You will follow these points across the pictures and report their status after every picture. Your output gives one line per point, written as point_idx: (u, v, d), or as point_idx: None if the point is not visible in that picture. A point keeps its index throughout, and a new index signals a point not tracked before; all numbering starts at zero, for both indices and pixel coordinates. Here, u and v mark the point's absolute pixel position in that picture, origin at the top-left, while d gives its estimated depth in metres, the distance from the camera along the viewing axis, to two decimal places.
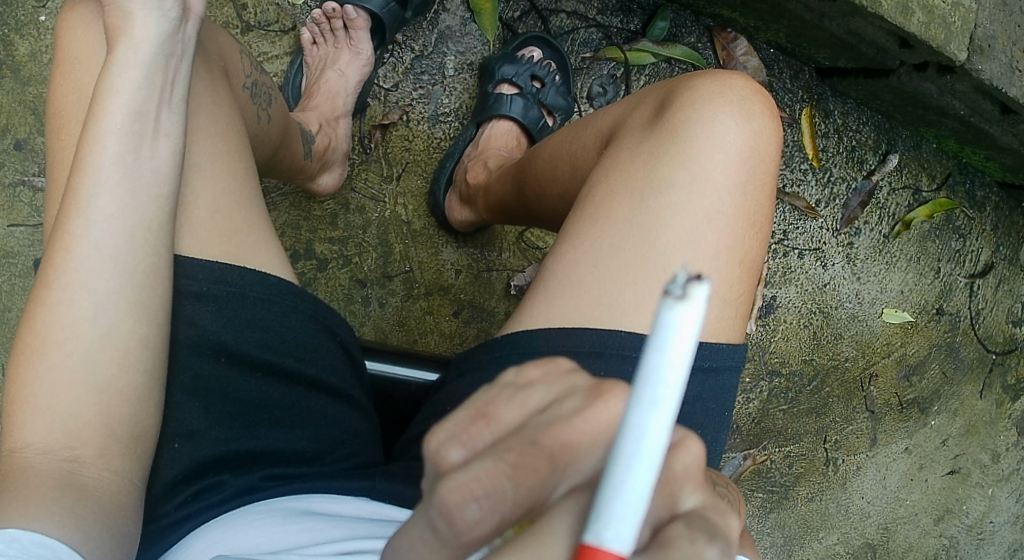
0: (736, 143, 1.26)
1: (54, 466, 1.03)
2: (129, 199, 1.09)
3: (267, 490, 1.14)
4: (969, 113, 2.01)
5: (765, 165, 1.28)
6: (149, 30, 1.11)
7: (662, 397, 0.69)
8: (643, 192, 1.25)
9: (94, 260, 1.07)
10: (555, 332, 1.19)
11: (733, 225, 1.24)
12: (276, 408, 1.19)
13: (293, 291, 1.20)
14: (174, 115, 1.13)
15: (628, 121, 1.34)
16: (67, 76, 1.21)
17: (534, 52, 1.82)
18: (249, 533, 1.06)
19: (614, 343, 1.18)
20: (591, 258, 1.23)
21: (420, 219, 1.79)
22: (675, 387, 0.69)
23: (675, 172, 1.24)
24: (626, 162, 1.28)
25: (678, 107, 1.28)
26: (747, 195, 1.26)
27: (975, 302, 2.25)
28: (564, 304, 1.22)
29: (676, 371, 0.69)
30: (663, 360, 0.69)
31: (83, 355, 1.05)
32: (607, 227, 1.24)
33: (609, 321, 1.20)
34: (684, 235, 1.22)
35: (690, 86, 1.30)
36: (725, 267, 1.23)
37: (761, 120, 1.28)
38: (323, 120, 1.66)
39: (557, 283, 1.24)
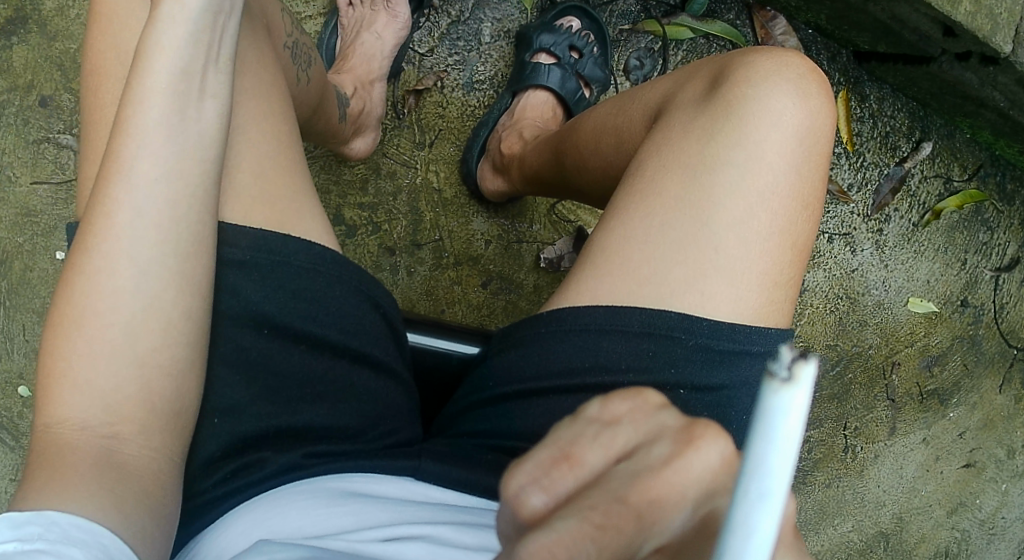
0: (792, 123, 1.23)
1: (91, 442, 1.01)
2: (173, 164, 1.06)
3: (311, 469, 1.11)
4: (1008, 106, 1.98)
5: (821, 146, 1.24)
6: None
7: (769, 485, 0.67)
8: (696, 171, 1.22)
9: (137, 227, 1.04)
10: (603, 309, 1.18)
11: (786, 206, 1.22)
12: (320, 383, 1.16)
13: (338, 260, 1.16)
14: (220, 76, 1.10)
15: (678, 95, 1.30)
16: (105, 34, 1.18)
17: (573, 23, 1.79)
18: (292, 515, 1.06)
19: (662, 323, 1.18)
20: (640, 236, 1.21)
21: (451, 187, 1.77)
22: (781, 471, 0.67)
23: (730, 150, 1.22)
24: (679, 137, 1.25)
25: (733, 83, 1.25)
26: (801, 176, 1.23)
27: (999, 296, 2.21)
28: (611, 281, 1.20)
29: (783, 457, 0.67)
30: (770, 444, 0.67)
31: (124, 324, 1.04)
32: (657, 205, 1.22)
33: (657, 300, 1.19)
34: (736, 216, 1.20)
35: (746, 61, 1.26)
36: (776, 250, 1.21)
37: (818, 99, 1.25)
38: (357, 84, 1.63)
39: (604, 259, 1.22)
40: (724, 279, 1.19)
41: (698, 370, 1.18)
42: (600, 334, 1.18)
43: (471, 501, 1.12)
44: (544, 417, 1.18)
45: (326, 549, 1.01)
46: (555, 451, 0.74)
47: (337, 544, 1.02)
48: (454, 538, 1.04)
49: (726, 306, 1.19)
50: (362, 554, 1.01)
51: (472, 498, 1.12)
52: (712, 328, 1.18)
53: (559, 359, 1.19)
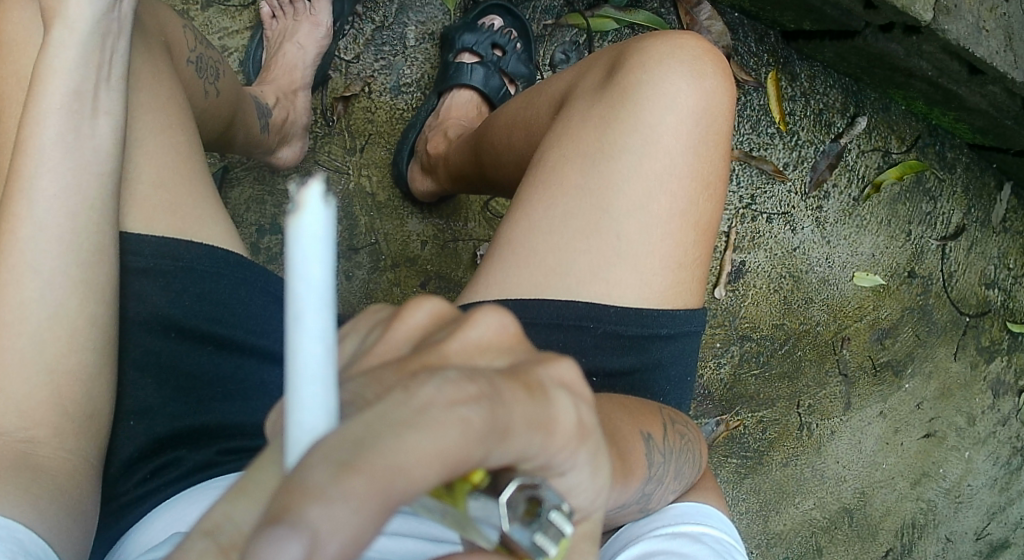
0: (687, 105, 1.26)
1: (9, 447, 1.03)
2: (72, 177, 1.06)
3: (225, 465, 1.15)
4: (936, 74, 2.00)
5: (717, 125, 1.27)
6: (85, 9, 1.07)
7: (313, 371, 0.63)
8: (595, 159, 1.25)
9: (40, 240, 1.04)
10: (512, 303, 1.21)
11: (685, 188, 1.25)
12: (229, 380, 1.19)
13: (241, 261, 1.20)
14: (113, 93, 1.10)
15: (580, 84, 1.34)
16: (4, 57, 1.13)
17: (495, 21, 1.81)
18: (207, 504, 1.07)
19: (571, 314, 1.21)
20: (545, 226, 1.24)
21: (385, 191, 1.80)
22: (319, 359, 0.63)
23: (626, 137, 1.25)
24: (578, 128, 1.28)
25: (629, 68, 1.28)
26: (700, 155, 1.26)
27: (947, 264, 2.25)
28: (517, 271, 1.24)
29: (317, 342, 0.63)
30: (305, 305, 0.62)
31: (32, 334, 1.04)
32: (558, 194, 1.25)
33: (566, 291, 1.22)
34: (636, 200, 1.23)
35: (640, 47, 1.29)
36: (678, 231, 1.25)
37: (712, 80, 1.27)
38: (280, 94, 1.65)
39: (511, 252, 1.25)
40: (630, 266, 1.23)
41: (608, 357, 1.22)
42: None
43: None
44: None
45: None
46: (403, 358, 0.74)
47: None
48: None
49: (632, 292, 1.23)
50: None
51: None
52: (619, 315, 1.21)
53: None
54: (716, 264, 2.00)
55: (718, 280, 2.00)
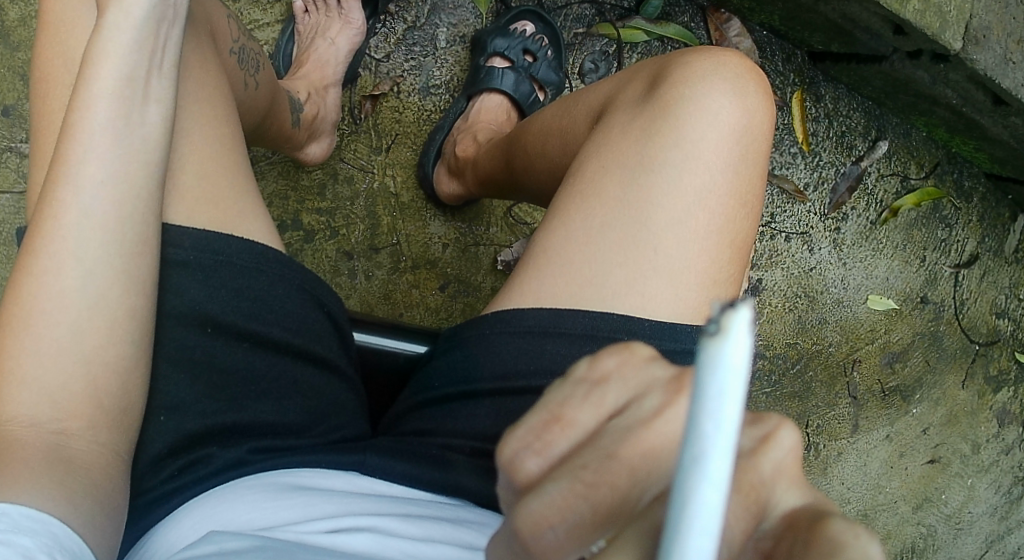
0: (728, 122, 1.26)
1: (41, 438, 1.01)
2: (120, 164, 1.05)
3: (257, 465, 1.14)
4: (960, 103, 1.99)
5: (755, 144, 1.27)
6: None
7: (701, 521, 0.64)
8: (634, 172, 1.25)
9: (83, 228, 1.03)
10: (547, 311, 1.20)
11: (723, 205, 1.24)
12: (262, 380, 1.17)
13: (283, 258, 1.19)
14: (165, 81, 1.09)
15: (620, 95, 1.34)
16: (50, 38, 1.12)
17: (527, 27, 1.80)
18: (240, 508, 1.07)
19: (604, 325, 1.19)
20: (582, 236, 1.24)
21: (408, 191, 1.81)
22: (714, 506, 0.64)
23: (667, 151, 1.25)
24: (618, 139, 1.28)
25: (672, 83, 1.28)
26: (738, 173, 1.26)
27: (960, 292, 2.25)
28: (553, 282, 1.22)
29: (715, 489, 0.64)
30: (710, 438, 0.63)
31: (71, 323, 1.03)
32: (596, 205, 1.25)
33: (602, 303, 1.21)
34: (676, 215, 1.23)
35: (683, 63, 1.29)
36: (714, 247, 1.24)
37: (754, 100, 1.28)
38: (311, 89, 1.64)
39: (547, 262, 1.24)
40: (666, 281, 1.21)
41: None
42: (545, 336, 1.19)
43: (417, 494, 1.14)
44: (489, 414, 1.20)
45: (275, 539, 1.01)
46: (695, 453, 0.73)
47: (284, 535, 1.03)
48: (399, 528, 1.06)
49: (666, 306, 1.21)
50: (308, 544, 1.01)
51: (417, 492, 1.14)
52: (654, 327, 1.19)
53: (496, 362, 1.21)
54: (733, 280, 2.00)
55: None
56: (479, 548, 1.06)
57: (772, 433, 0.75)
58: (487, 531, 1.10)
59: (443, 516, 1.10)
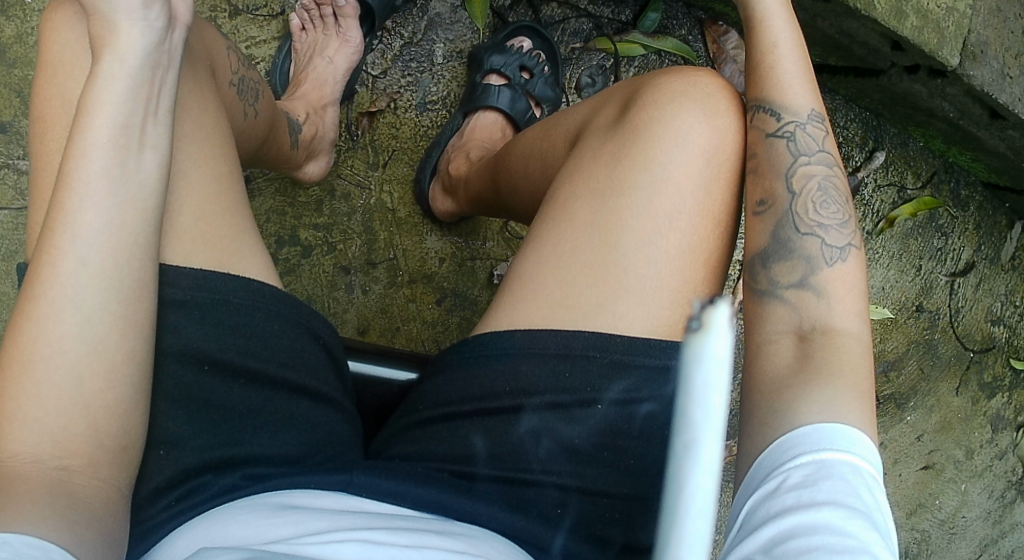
0: (698, 142, 1.26)
1: (43, 474, 1.00)
2: (116, 211, 1.05)
3: (248, 488, 1.13)
4: (957, 116, 1.98)
5: (726, 164, 1.28)
6: (136, 41, 1.07)
7: (695, 504, 0.65)
8: (604, 194, 1.26)
9: (82, 275, 1.04)
10: (520, 334, 1.21)
11: (695, 225, 1.25)
12: (259, 414, 1.18)
13: (276, 294, 1.20)
14: (160, 127, 1.09)
15: (593, 120, 1.35)
16: (48, 80, 1.13)
17: (524, 43, 1.81)
18: (231, 528, 1.06)
19: (577, 344, 1.19)
20: (554, 259, 1.25)
21: (406, 207, 1.82)
22: (706, 495, 0.65)
23: (636, 173, 1.25)
24: (589, 163, 1.29)
25: (641, 106, 1.29)
26: (711, 191, 1.26)
27: (955, 300, 2.27)
28: (525, 305, 1.24)
29: (707, 473, 0.65)
30: (699, 423, 0.65)
31: (70, 367, 1.03)
32: (567, 228, 1.26)
33: (572, 323, 1.21)
34: (645, 235, 1.23)
35: (653, 85, 1.30)
36: (686, 267, 1.24)
37: (725, 117, 1.28)
38: (309, 109, 1.63)
39: (522, 287, 1.26)
40: (636, 298, 1.22)
41: (618, 387, 1.19)
42: (518, 358, 1.20)
43: (405, 512, 1.12)
44: (470, 443, 1.20)
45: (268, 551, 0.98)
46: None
47: (280, 548, 0.99)
48: (392, 540, 1.03)
49: (638, 323, 1.21)
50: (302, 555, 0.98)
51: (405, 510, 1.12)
52: (625, 344, 1.20)
53: (482, 391, 1.21)
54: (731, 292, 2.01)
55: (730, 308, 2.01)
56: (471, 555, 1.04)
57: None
58: (478, 542, 1.08)
59: (433, 530, 1.08)
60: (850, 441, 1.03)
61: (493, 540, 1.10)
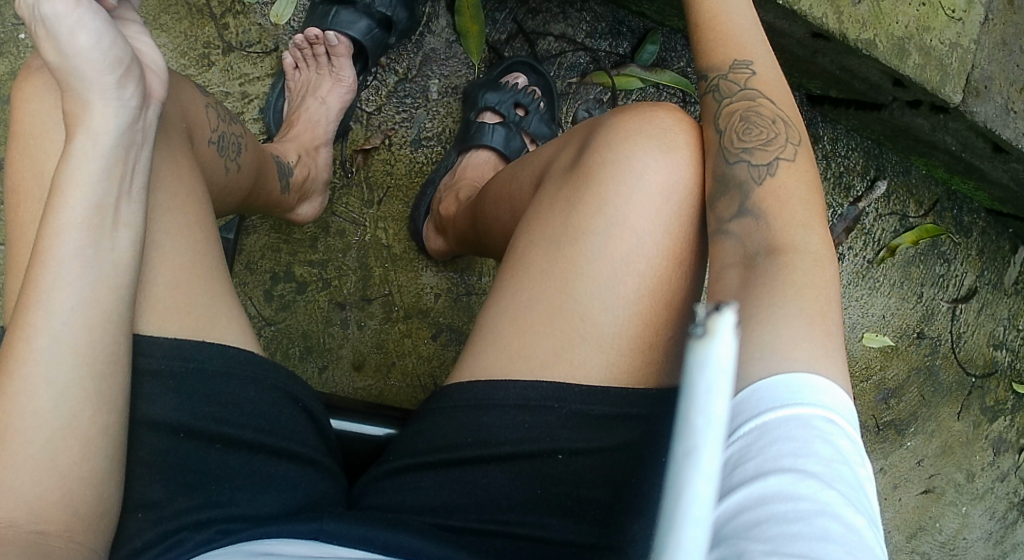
0: (653, 182, 1.26)
1: (19, 535, 0.99)
2: (89, 291, 1.04)
3: (234, 536, 1.10)
4: (959, 149, 1.95)
5: (686, 203, 1.27)
6: (110, 122, 1.05)
7: (694, 506, 0.69)
8: (561, 242, 1.26)
9: (54, 352, 1.02)
10: (480, 384, 1.22)
11: (653, 267, 1.24)
12: (237, 475, 1.16)
13: (254, 360, 1.19)
14: (134, 205, 1.07)
15: (555, 164, 1.36)
16: (19, 149, 1.10)
17: (519, 78, 1.79)
18: None
19: (535, 394, 1.20)
20: (514, 309, 1.26)
21: (400, 243, 1.82)
22: (705, 499, 0.69)
23: (591, 217, 1.25)
24: (548, 209, 1.30)
25: (595, 149, 1.29)
26: (669, 233, 1.25)
27: (957, 326, 2.25)
28: (484, 358, 1.25)
29: (706, 479, 0.69)
30: (700, 428, 0.69)
31: (44, 443, 1.01)
32: (527, 279, 1.27)
33: (530, 372, 1.21)
34: (603, 281, 1.23)
35: (608, 127, 1.30)
36: (646, 311, 1.23)
37: (682, 155, 1.28)
38: (302, 150, 1.63)
39: (483, 340, 1.27)
40: (594, 345, 1.21)
41: (577, 435, 1.19)
42: (477, 412, 1.21)
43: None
44: (435, 492, 1.21)
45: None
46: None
47: None
48: None
49: (597, 371, 1.21)
50: None
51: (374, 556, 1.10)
52: (583, 393, 1.19)
53: (453, 446, 1.21)
54: None
55: None
56: None
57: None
58: None
59: None
60: (799, 391, 1.02)
61: None
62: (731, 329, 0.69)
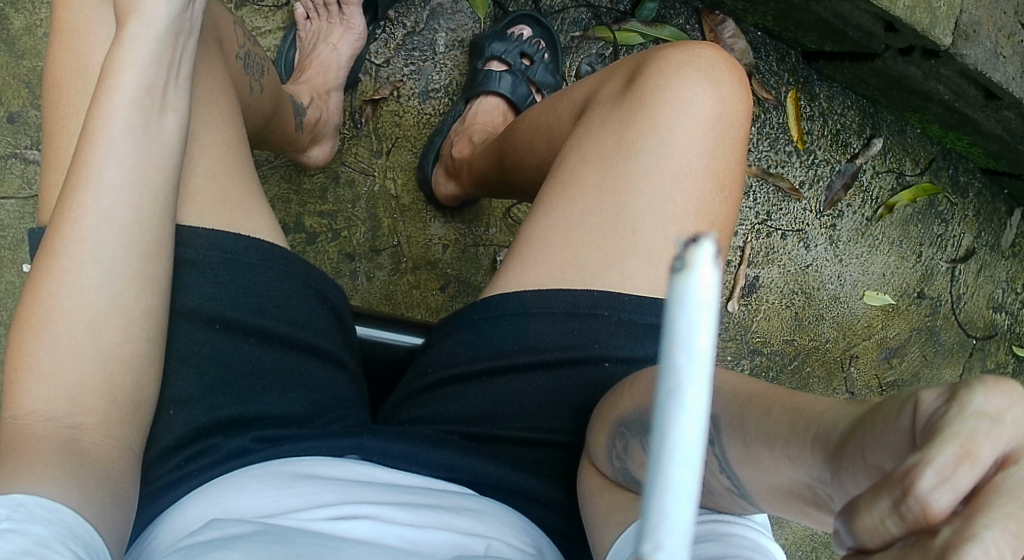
0: (704, 109, 1.26)
1: (55, 433, 1.01)
2: (139, 170, 1.07)
3: (259, 453, 1.14)
4: (953, 98, 2.02)
5: (733, 131, 1.27)
6: (162, 8, 1.10)
7: (681, 451, 0.59)
8: (612, 159, 1.25)
9: (102, 231, 1.05)
10: (530, 293, 1.21)
11: (700, 187, 1.24)
12: (268, 371, 1.19)
13: (286, 256, 1.23)
14: (181, 92, 1.12)
15: (600, 93, 1.34)
16: (63, 46, 1.15)
17: (524, 30, 1.85)
18: (243, 497, 1.06)
19: (585, 303, 1.20)
20: (564, 221, 1.24)
21: (409, 194, 1.84)
22: (692, 448, 0.60)
23: (643, 137, 1.25)
24: (596, 130, 1.29)
25: (648, 74, 1.28)
26: (715, 157, 1.26)
27: (956, 286, 2.26)
28: (533, 268, 1.23)
29: (693, 419, 0.60)
30: (683, 372, 0.59)
31: (90, 320, 1.04)
32: (577, 194, 1.25)
33: (581, 282, 1.21)
34: (654, 199, 1.23)
35: (661, 53, 1.29)
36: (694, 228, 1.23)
37: (730, 87, 1.28)
38: (314, 94, 1.67)
39: (528, 252, 1.25)
40: (643, 256, 1.22)
41: (621, 344, 1.20)
42: (527, 316, 1.21)
43: (413, 480, 1.14)
44: (479, 400, 1.22)
45: (278, 525, 1.00)
46: (952, 448, 0.67)
47: (287, 521, 1.01)
48: (401, 516, 1.05)
49: (646, 284, 1.22)
50: (311, 530, 1.00)
51: (417, 476, 1.15)
52: (633, 303, 1.20)
53: (495, 348, 1.22)
54: (730, 277, 2.02)
55: (732, 293, 2.02)
56: (476, 533, 1.05)
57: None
58: (488, 520, 1.09)
59: (441, 505, 1.09)
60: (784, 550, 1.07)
61: (499, 510, 1.12)
62: (712, 256, 0.59)
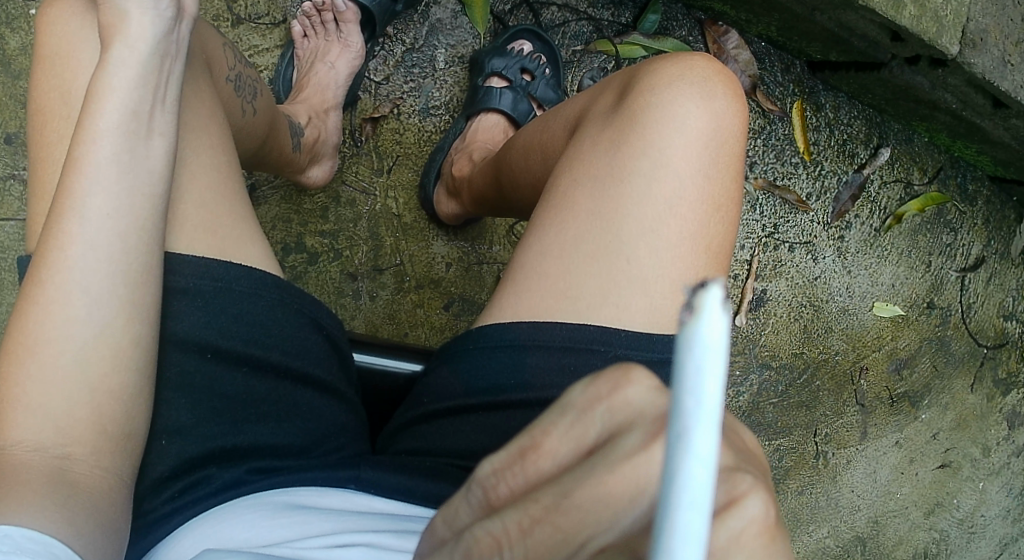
0: (696, 127, 1.22)
1: (43, 463, 0.97)
2: (125, 197, 1.03)
3: (255, 484, 1.10)
4: (960, 107, 2.00)
5: (728, 147, 1.24)
6: (146, 30, 1.06)
7: (689, 493, 0.59)
8: (604, 183, 1.22)
9: (89, 259, 1.01)
10: (525, 325, 1.17)
11: (695, 210, 1.21)
12: (264, 402, 1.15)
13: (280, 283, 1.17)
14: (168, 115, 1.07)
15: (592, 109, 1.31)
16: (48, 70, 1.13)
17: (525, 46, 1.83)
18: (237, 528, 1.03)
19: (581, 337, 1.16)
20: (556, 250, 1.21)
21: (411, 212, 1.82)
22: (701, 487, 0.59)
23: (636, 159, 1.21)
24: (588, 150, 1.25)
25: (638, 92, 1.25)
26: (710, 178, 1.22)
27: (966, 295, 2.22)
28: (528, 297, 1.20)
29: (702, 463, 0.59)
30: (693, 415, 0.59)
31: (76, 351, 1.00)
32: (570, 219, 1.22)
33: (575, 314, 1.18)
34: (646, 224, 1.19)
35: (650, 70, 1.26)
36: (689, 254, 1.20)
37: (723, 101, 1.24)
38: (312, 113, 1.65)
39: (523, 281, 1.22)
40: (637, 287, 1.18)
41: None
42: (522, 349, 1.17)
43: (413, 511, 1.10)
44: (477, 435, 1.17)
45: (271, 555, 0.98)
46: (518, 440, 0.70)
47: (281, 552, 0.99)
48: (399, 543, 1.01)
49: (642, 317, 1.18)
50: None
51: (414, 507, 1.10)
52: (630, 338, 1.16)
53: (494, 377, 1.18)
54: (738, 291, 2.00)
55: (739, 308, 2.00)
56: None
57: (741, 495, 0.69)
58: None
59: None
60: None
61: None
62: (721, 302, 0.59)
